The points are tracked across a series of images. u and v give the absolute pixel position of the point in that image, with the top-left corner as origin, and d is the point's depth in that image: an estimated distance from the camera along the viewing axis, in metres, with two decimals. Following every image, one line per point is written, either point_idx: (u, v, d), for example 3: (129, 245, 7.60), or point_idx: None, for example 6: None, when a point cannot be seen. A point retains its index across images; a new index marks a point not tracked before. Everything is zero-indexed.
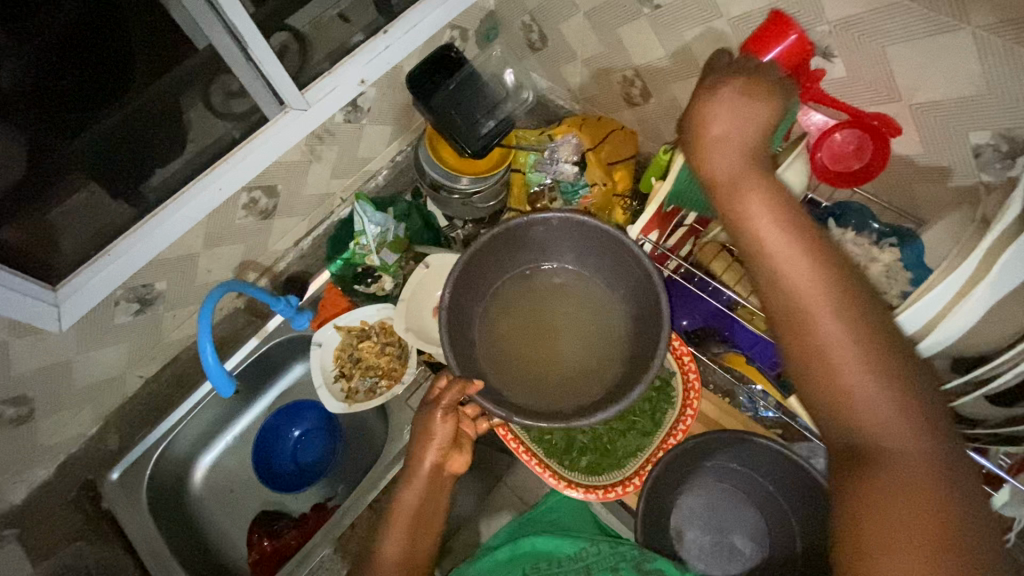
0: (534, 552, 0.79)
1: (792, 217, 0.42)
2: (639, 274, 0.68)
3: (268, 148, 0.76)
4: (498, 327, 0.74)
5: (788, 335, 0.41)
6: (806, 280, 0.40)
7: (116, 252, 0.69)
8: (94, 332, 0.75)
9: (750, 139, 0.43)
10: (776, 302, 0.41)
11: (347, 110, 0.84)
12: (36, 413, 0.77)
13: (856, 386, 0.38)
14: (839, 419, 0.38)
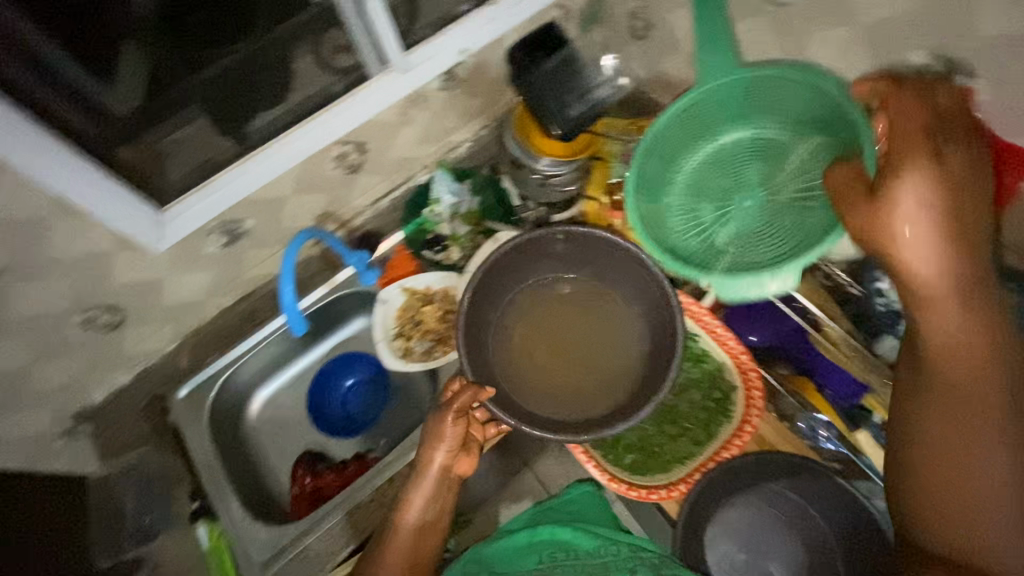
0: (552, 542, 0.80)
1: (965, 267, 0.46)
2: (658, 300, 0.73)
3: (364, 108, 0.78)
4: (513, 332, 0.78)
5: (929, 403, 0.50)
6: (945, 332, 0.48)
7: (219, 183, 0.74)
8: (186, 257, 0.80)
9: (947, 234, 0.46)
10: (924, 349, 0.50)
11: (444, 78, 0.85)
12: (125, 323, 0.83)
13: (973, 440, 0.47)
14: (946, 458, 0.48)
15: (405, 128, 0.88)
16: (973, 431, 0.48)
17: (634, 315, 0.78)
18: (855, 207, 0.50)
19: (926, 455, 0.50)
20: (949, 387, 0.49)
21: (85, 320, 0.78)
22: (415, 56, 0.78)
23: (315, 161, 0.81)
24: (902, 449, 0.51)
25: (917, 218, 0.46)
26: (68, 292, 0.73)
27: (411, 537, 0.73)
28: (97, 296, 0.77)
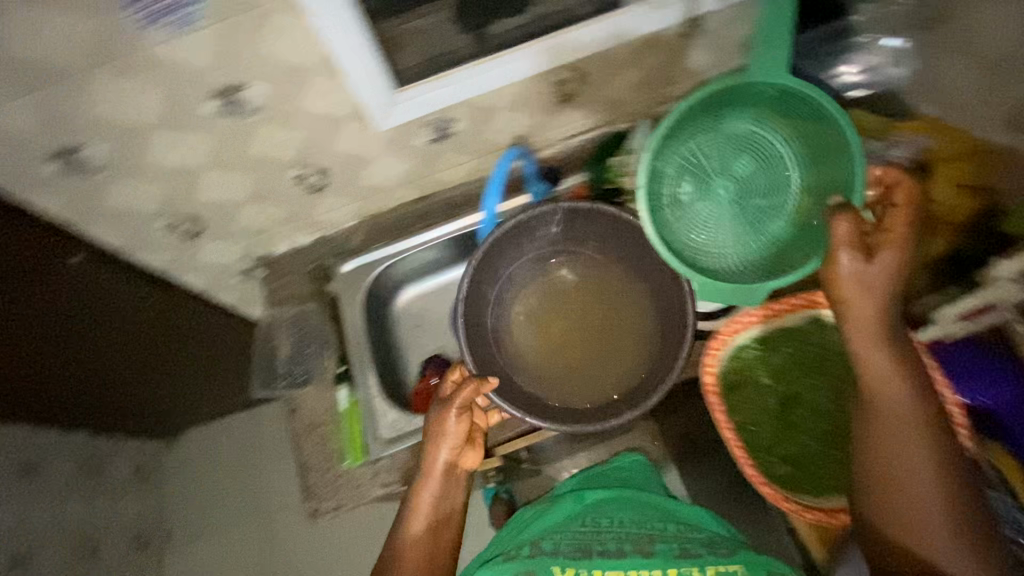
0: (590, 514, 0.88)
1: (887, 351, 0.60)
2: (677, 297, 0.80)
3: (487, 79, 0.79)
4: (539, 319, 0.90)
5: (874, 441, 0.60)
6: (897, 408, 0.60)
7: (294, 124, 0.75)
8: (267, 191, 0.85)
9: (886, 293, 0.60)
10: (868, 410, 0.61)
11: (563, 71, 0.83)
12: (205, 233, 0.89)
13: (924, 510, 0.57)
14: (886, 494, 0.59)
15: (500, 114, 0.87)
16: (906, 510, 0.58)
17: (644, 296, 0.87)
18: (846, 261, 0.60)
19: (883, 484, 0.59)
20: (933, 471, 0.58)
21: (169, 226, 0.85)
22: (555, 46, 0.79)
23: (405, 129, 0.84)
24: (869, 508, 0.61)
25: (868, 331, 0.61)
26: (155, 197, 0.78)
27: (427, 529, 0.72)
28: (180, 208, 0.82)
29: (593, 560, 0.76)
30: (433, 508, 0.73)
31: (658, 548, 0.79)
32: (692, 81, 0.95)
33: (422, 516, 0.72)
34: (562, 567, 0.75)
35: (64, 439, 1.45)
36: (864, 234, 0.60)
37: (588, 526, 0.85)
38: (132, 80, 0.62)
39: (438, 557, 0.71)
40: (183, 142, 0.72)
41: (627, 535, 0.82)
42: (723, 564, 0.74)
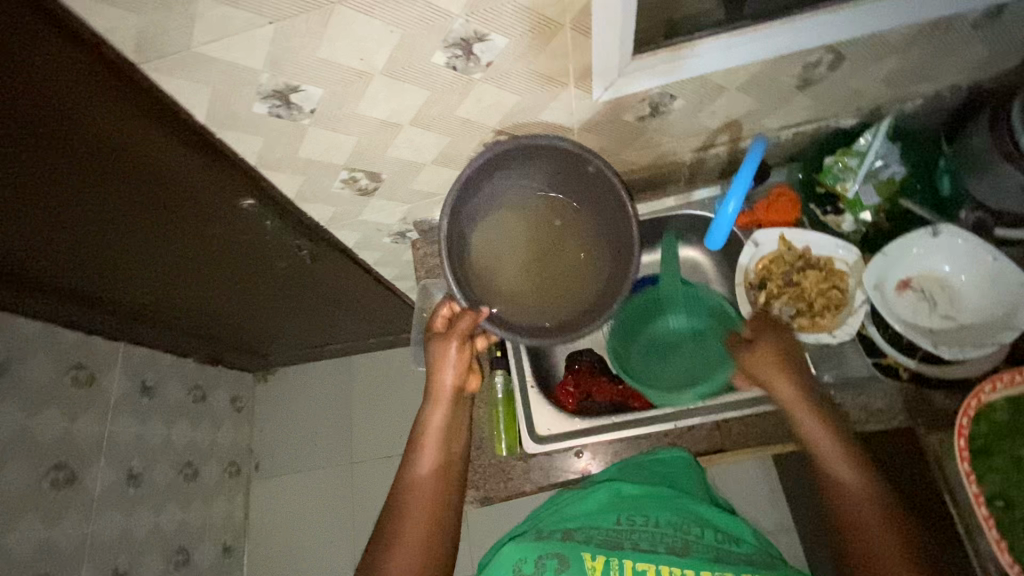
0: (631, 506, 0.71)
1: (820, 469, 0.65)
2: (607, 197, 0.74)
3: (733, 58, 0.68)
4: (508, 238, 0.78)
5: (841, 496, 0.63)
6: (842, 471, 0.64)
7: (511, 89, 0.67)
8: (454, 156, 0.78)
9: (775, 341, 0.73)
10: (828, 483, 0.64)
11: (817, 53, 0.70)
12: (376, 192, 0.84)
13: (895, 573, 0.57)
14: (870, 545, 0.59)
15: (725, 96, 0.76)
16: (897, 574, 0.57)
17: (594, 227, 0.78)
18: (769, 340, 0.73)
19: (861, 554, 0.60)
20: (872, 513, 0.61)
21: (347, 179, 0.79)
22: (825, 24, 0.66)
23: (621, 105, 0.73)
24: (851, 563, 0.61)
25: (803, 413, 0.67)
26: (348, 149, 0.72)
27: (434, 447, 0.75)
28: (365, 162, 0.76)
29: (625, 556, 0.63)
30: (441, 435, 0.76)
31: (697, 558, 0.63)
32: (951, 78, 0.79)
33: (431, 436, 0.76)
34: (592, 558, 0.63)
35: (178, 363, 1.51)
36: (806, 297, 0.79)
37: (623, 525, 0.68)
38: (375, 20, 0.54)
39: (442, 492, 0.73)
40: (396, 92, 0.64)
41: (661, 537, 0.66)
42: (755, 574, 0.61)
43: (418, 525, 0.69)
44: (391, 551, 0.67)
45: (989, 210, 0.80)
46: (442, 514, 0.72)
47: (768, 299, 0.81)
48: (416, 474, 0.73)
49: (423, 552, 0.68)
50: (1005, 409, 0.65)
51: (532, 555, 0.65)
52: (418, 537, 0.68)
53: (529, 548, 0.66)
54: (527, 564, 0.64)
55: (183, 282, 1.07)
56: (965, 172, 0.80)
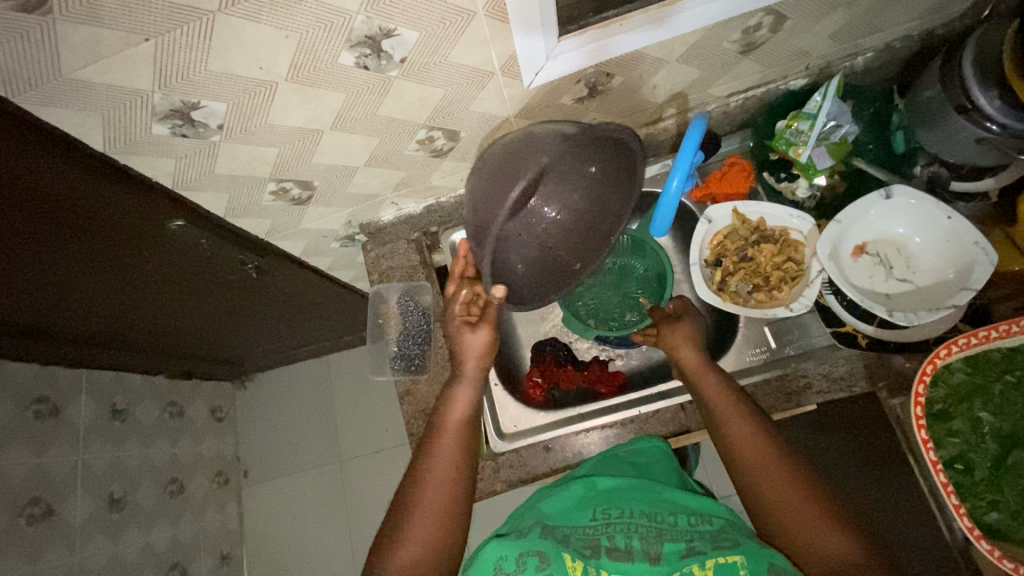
0: (606, 501, 0.69)
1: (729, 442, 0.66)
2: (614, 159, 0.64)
3: (667, 27, 0.63)
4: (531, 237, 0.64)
5: (749, 471, 0.63)
6: (749, 443, 0.64)
7: (435, 83, 0.63)
8: (387, 156, 0.74)
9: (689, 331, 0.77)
10: (733, 457, 0.65)
11: (756, 14, 0.66)
12: (312, 200, 0.80)
13: (797, 513, 0.59)
14: (779, 514, 0.60)
15: (665, 68, 0.72)
16: (797, 511, 0.59)
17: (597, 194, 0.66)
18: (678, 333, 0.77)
19: (768, 501, 0.61)
20: (763, 463, 0.63)
21: (277, 190, 0.75)
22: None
23: (556, 87, 0.69)
24: (774, 536, 0.61)
25: (711, 394, 0.70)
26: (271, 159, 0.68)
27: (456, 430, 0.68)
28: (292, 171, 0.72)
29: (600, 561, 0.59)
30: (468, 420, 0.70)
31: (668, 548, 0.60)
32: (901, 28, 0.76)
33: (454, 421, 0.69)
34: (572, 559, 0.59)
35: (147, 383, 1.47)
36: (763, 273, 0.77)
37: (599, 520, 0.65)
38: (265, 25, 0.50)
39: (462, 468, 0.66)
40: (309, 99, 0.60)
41: (636, 528, 0.63)
42: (722, 554, 0.57)
43: (429, 503, 0.62)
44: (409, 523, 0.61)
45: (943, 164, 0.77)
46: (462, 487, 0.65)
47: (724, 276, 0.79)
48: (433, 452, 0.66)
49: (442, 526, 0.61)
50: (961, 369, 0.65)
51: (513, 551, 0.60)
52: (435, 506, 0.62)
53: (509, 546, 0.61)
54: (507, 561, 0.59)
55: (131, 308, 1.02)
56: (919, 127, 0.77)
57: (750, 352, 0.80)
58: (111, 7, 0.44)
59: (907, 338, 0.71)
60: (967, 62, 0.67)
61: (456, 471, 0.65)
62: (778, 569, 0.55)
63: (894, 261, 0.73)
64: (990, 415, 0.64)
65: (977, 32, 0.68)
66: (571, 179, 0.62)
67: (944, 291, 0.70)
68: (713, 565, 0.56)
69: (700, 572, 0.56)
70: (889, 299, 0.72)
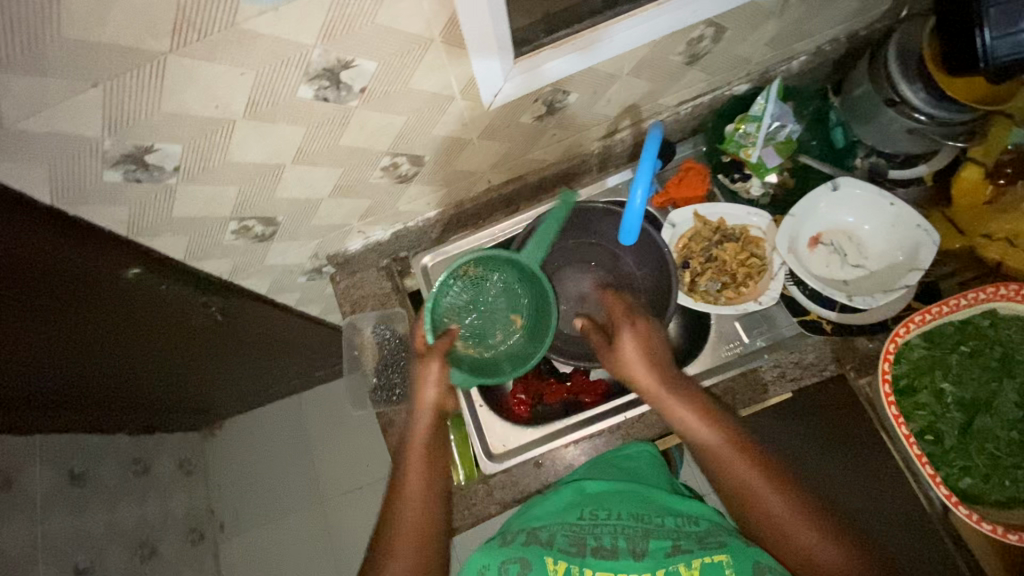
0: (595, 501, 0.70)
1: (725, 456, 0.64)
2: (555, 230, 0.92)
3: (616, 45, 0.66)
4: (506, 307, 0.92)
5: (746, 491, 0.62)
6: (742, 466, 0.63)
7: (397, 110, 0.63)
8: (351, 186, 0.74)
9: (655, 340, 0.71)
10: (726, 474, 0.64)
11: (698, 28, 0.69)
12: (276, 236, 0.78)
13: (803, 533, 0.59)
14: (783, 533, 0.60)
15: (618, 83, 0.75)
16: (799, 529, 0.59)
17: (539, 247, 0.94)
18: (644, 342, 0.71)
19: (764, 520, 0.61)
20: (757, 482, 0.62)
21: (239, 228, 0.73)
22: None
23: (515, 107, 0.71)
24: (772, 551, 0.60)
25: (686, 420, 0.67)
26: (231, 197, 0.66)
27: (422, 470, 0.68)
28: (253, 208, 0.70)
29: (585, 560, 0.61)
30: (428, 451, 0.69)
31: (653, 546, 0.62)
32: (829, 33, 0.81)
33: (416, 451, 0.69)
34: (555, 561, 0.60)
35: (106, 441, 1.39)
36: (732, 269, 0.80)
37: (586, 520, 0.67)
38: (219, 64, 0.49)
39: (428, 506, 0.66)
40: (267, 134, 0.59)
41: (622, 529, 0.64)
42: (707, 554, 0.59)
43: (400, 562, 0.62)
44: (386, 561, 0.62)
45: (880, 154, 0.83)
46: (435, 533, 0.65)
47: (693, 278, 0.82)
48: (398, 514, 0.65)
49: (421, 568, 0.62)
50: (920, 345, 0.69)
51: (496, 559, 0.62)
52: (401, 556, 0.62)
53: (493, 553, 0.63)
54: (490, 569, 0.61)
55: (85, 365, 0.97)
56: (855, 121, 0.82)
57: (723, 347, 0.82)
58: (54, 54, 0.42)
59: (869, 320, 0.75)
60: (892, 60, 0.73)
61: (427, 523, 0.65)
62: (763, 567, 0.57)
63: (850, 249, 0.77)
64: (948, 382, 0.68)
65: (897, 33, 0.75)
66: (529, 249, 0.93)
67: (900, 273, 0.74)
68: (699, 563, 0.58)
69: (687, 571, 0.58)
70: (849, 285, 0.76)
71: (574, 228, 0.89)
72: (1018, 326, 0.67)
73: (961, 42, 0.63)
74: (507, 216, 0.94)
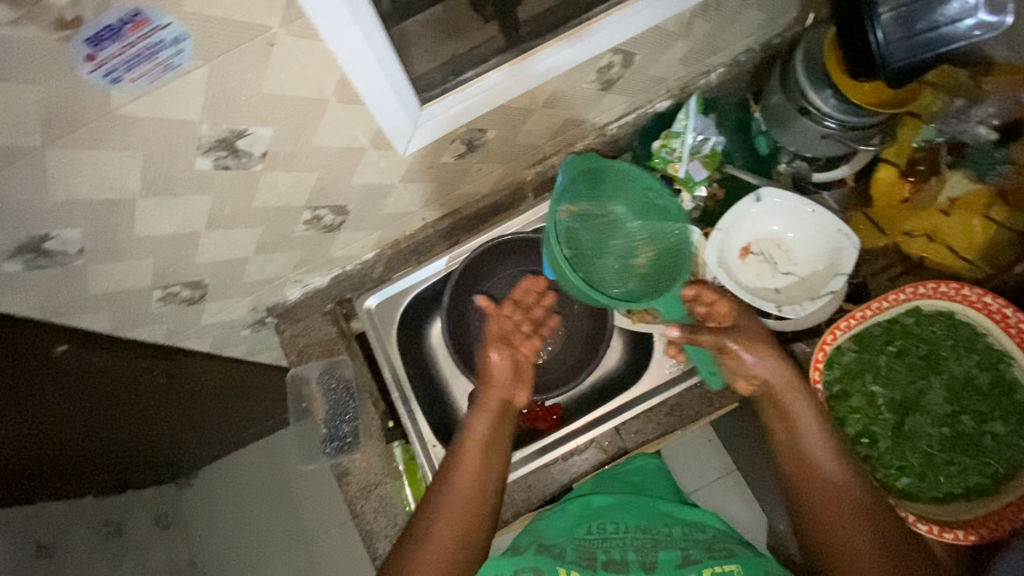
0: (604, 516, 0.73)
1: (811, 433, 0.65)
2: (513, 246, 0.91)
3: (524, 83, 0.67)
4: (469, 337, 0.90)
5: (810, 467, 0.63)
6: (813, 444, 0.64)
7: (308, 167, 0.63)
8: (276, 242, 0.73)
9: (767, 332, 0.71)
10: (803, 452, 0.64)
11: (606, 56, 0.70)
12: (207, 297, 0.77)
13: (859, 526, 0.58)
14: (832, 508, 0.60)
15: (535, 115, 0.75)
16: (844, 505, 0.60)
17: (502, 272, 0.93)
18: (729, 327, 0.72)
19: (819, 494, 0.61)
20: (830, 460, 0.63)
21: (165, 295, 0.72)
22: (601, 29, 0.66)
23: (432, 149, 0.71)
24: (813, 525, 0.61)
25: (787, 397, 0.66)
26: (149, 269, 0.65)
27: (484, 443, 0.72)
28: (175, 275, 0.69)
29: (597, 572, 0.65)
30: (485, 444, 0.71)
31: (664, 558, 0.67)
32: (741, 45, 0.82)
33: (474, 443, 0.71)
34: (567, 571, 0.65)
35: (73, 507, 1.36)
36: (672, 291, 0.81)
37: (595, 533, 0.71)
38: (102, 149, 0.48)
39: (484, 487, 0.68)
40: (172, 207, 0.58)
41: (632, 541, 0.70)
42: (718, 565, 0.65)
43: (445, 529, 0.64)
44: (431, 523, 0.64)
45: (803, 158, 0.84)
46: (486, 511, 0.67)
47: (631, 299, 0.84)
48: (454, 483, 0.67)
49: (454, 554, 0.63)
50: (850, 349, 0.71)
51: (509, 570, 0.66)
52: (450, 529, 0.64)
53: (505, 563, 0.67)
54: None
55: None
56: (775, 129, 0.83)
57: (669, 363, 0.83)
58: None
59: (805, 329, 0.76)
60: (798, 66, 0.76)
61: (477, 509, 0.66)
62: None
63: (779, 260, 0.78)
64: (878, 383, 0.69)
65: (804, 41, 0.77)
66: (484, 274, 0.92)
67: (824, 281, 0.75)
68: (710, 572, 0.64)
69: None
70: (779, 295, 0.77)
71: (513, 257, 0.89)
72: (940, 322, 0.69)
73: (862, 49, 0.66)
74: (447, 250, 0.93)
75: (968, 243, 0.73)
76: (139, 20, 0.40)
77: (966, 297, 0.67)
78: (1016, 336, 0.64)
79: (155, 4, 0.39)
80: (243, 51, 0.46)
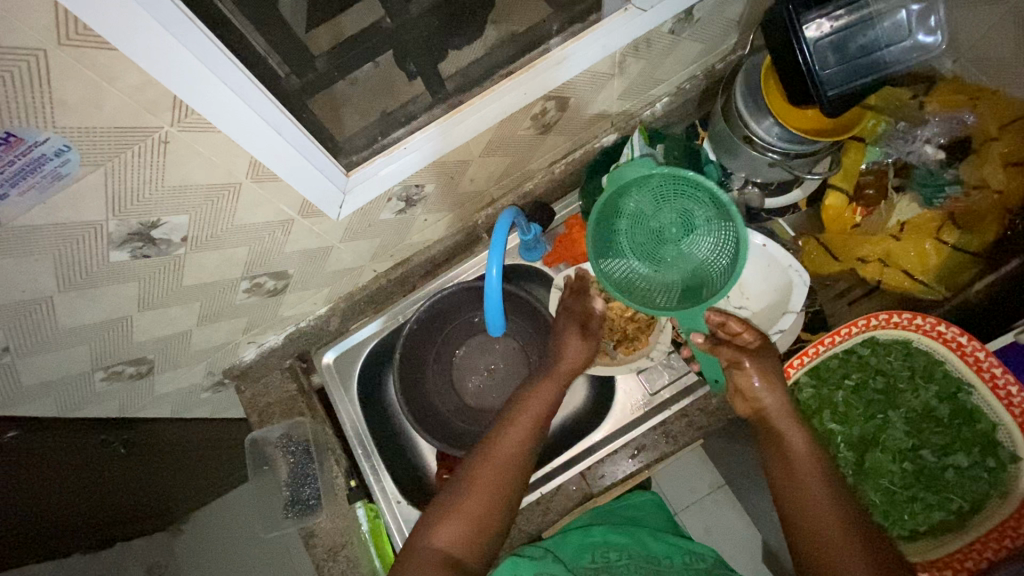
0: (603, 546, 0.75)
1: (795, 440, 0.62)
2: (463, 297, 0.88)
3: (455, 141, 0.65)
4: (428, 388, 0.88)
5: (790, 474, 0.60)
6: (799, 454, 0.61)
7: (237, 242, 0.61)
8: (217, 312, 0.72)
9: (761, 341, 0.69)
10: (786, 460, 0.61)
11: (539, 104, 0.69)
12: (155, 369, 0.76)
13: (837, 532, 0.55)
14: (814, 520, 0.56)
15: (474, 165, 0.74)
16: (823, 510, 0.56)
17: (457, 320, 0.90)
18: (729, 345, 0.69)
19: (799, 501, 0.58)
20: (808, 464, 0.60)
21: (108, 374, 0.71)
22: (526, 82, 0.64)
23: (369, 211, 0.69)
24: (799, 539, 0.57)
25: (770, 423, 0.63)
26: (84, 354, 0.64)
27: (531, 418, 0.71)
28: (116, 355, 0.68)
29: None
30: (540, 413, 0.72)
31: None
32: (683, 75, 0.81)
33: (530, 404, 0.72)
34: None
35: None
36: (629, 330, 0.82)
37: (600, 563, 0.72)
38: (4, 258, 0.47)
39: (528, 452, 0.68)
40: (94, 298, 0.57)
41: (637, 568, 0.71)
42: None
43: (478, 498, 0.63)
44: (465, 487, 0.64)
45: (755, 184, 0.82)
46: (514, 490, 0.66)
47: None
48: (491, 457, 0.67)
49: (482, 521, 0.62)
50: (809, 384, 0.71)
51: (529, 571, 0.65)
52: (475, 506, 0.63)
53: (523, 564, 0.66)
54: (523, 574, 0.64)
55: None
56: (724, 156, 0.82)
57: (631, 402, 0.82)
58: None
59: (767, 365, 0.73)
60: (739, 96, 0.73)
61: (506, 486, 0.65)
62: None
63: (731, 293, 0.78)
64: (834, 418, 0.70)
65: (744, 68, 0.75)
66: (439, 325, 0.89)
67: (776, 315, 0.74)
68: None
69: None
70: None
71: (469, 302, 0.88)
72: (896, 353, 0.69)
73: (792, 69, 0.63)
74: (402, 299, 0.91)
75: (922, 266, 0.73)
76: (12, 140, 0.39)
77: (919, 327, 0.66)
78: (973, 364, 0.63)
79: (26, 123, 0.38)
80: (136, 151, 0.45)
